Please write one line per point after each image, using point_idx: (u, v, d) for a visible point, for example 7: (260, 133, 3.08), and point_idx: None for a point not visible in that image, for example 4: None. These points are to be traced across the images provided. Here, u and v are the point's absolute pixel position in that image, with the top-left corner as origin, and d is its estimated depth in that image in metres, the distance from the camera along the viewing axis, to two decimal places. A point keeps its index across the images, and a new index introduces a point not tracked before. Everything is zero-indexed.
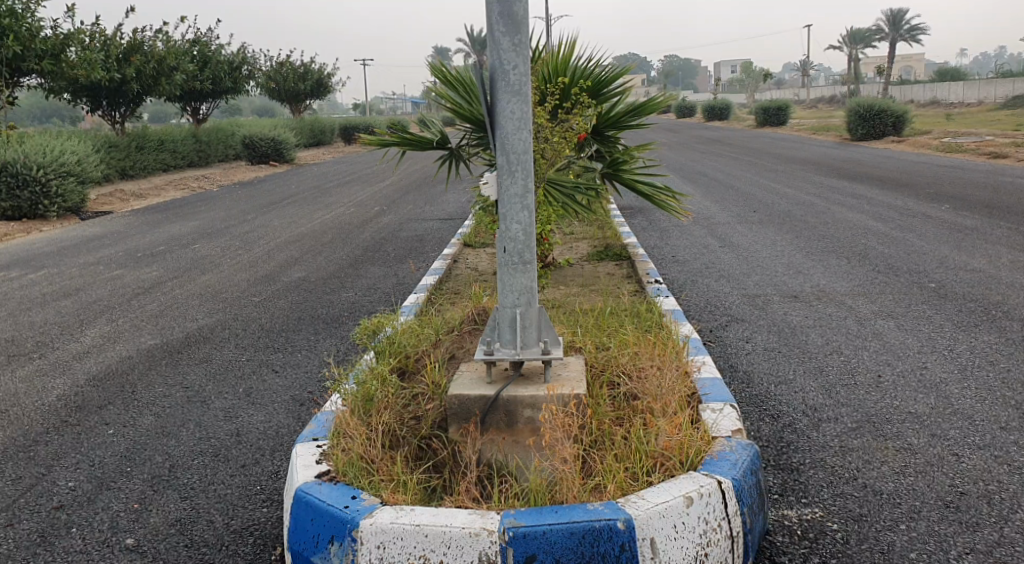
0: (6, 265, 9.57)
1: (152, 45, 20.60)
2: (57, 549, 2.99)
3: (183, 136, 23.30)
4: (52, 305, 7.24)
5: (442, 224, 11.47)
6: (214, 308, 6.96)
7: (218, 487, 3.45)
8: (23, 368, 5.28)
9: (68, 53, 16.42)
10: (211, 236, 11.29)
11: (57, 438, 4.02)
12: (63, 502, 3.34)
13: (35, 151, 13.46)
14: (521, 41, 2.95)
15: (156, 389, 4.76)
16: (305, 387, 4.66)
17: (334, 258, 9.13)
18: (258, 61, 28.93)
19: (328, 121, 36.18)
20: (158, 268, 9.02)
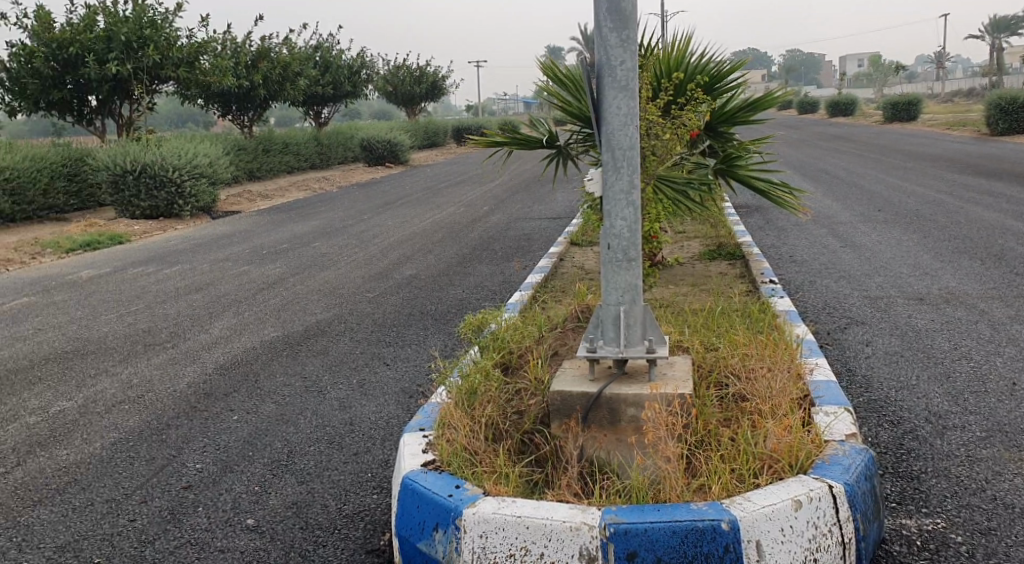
0: (145, 261, 10.24)
1: (279, 52, 21.60)
2: (185, 526, 3.17)
3: (306, 139, 24.27)
4: (185, 299, 7.70)
5: (552, 223, 11.51)
6: (331, 303, 7.24)
7: (332, 473, 3.60)
8: (158, 356, 5.65)
9: (202, 61, 17.44)
10: (330, 234, 11.73)
11: (186, 422, 4.28)
12: (191, 482, 3.55)
13: (172, 153, 14.26)
14: (628, 36, 2.94)
15: (277, 379, 5.01)
16: (415, 381, 4.80)
17: (445, 257, 9.31)
18: (376, 65, 29.80)
19: (442, 123, 36.93)
20: (280, 264, 9.45)
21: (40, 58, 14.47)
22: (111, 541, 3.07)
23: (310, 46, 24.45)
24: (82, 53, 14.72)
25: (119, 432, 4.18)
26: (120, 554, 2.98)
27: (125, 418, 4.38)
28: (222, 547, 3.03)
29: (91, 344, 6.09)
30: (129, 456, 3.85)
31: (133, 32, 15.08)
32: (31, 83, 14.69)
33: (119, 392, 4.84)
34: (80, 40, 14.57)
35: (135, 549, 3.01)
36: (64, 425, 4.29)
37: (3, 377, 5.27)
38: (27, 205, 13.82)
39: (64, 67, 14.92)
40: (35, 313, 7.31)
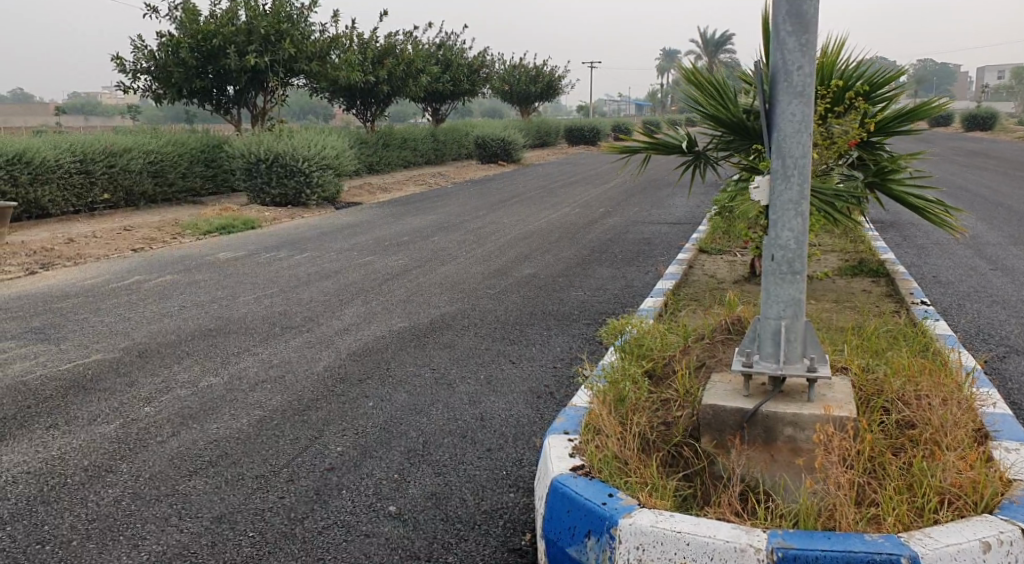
0: (276, 246, 10.65)
1: (403, 48, 22.07)
2: (331, 508, 3.26)
3: (424, 136, 24.79)
4: (315, 285, 7.95)
5: (672, 228, 11.31)
6: (454, 297, 7.32)
7: (468, 467, 3.63)
8: (294, 339, 5.86)
9: (333, 56, 18.06)
10: (448, 229, 11.89)
11: (324, 405, 4.40)
12: (334, 465, 3.64)
13: (302, 143, 14.75)
14: (809, 41, 2.82)
15: (407, 368, 5.11)
16: (543, 381, 4.80)
17: (564, 257, 9.27)
18: (494, 65, 30.05)
19: (554, 124, 36.90)
20: (402, 257, 9.65)
21: (186, 48, 15.31)
22: (263, 517, 3.18)
23: (432, 44, 24.90)
24: (224, 45, 15.48)
25: (263, 410, 4.33)
26: (272, 530, 3.08)
27: (267, 397, 4.54)
28: (368, 532, 3.09)
29: (230, 324, 6.35)
30: (274, 434, 3.99)
31: (271, 27, 15.74)
32: (176, 72, 15.52)
33: (260, 372, 5.02)
34: (223, 32, 15.34)
35: (285, 526, 3.11)
36: (212, 400, 4.48)
37: (155, 350, 5.56)
38: (168, 187, 14.61)
39: (206, 59, 15.73)
40: (178, 291, 7.69)
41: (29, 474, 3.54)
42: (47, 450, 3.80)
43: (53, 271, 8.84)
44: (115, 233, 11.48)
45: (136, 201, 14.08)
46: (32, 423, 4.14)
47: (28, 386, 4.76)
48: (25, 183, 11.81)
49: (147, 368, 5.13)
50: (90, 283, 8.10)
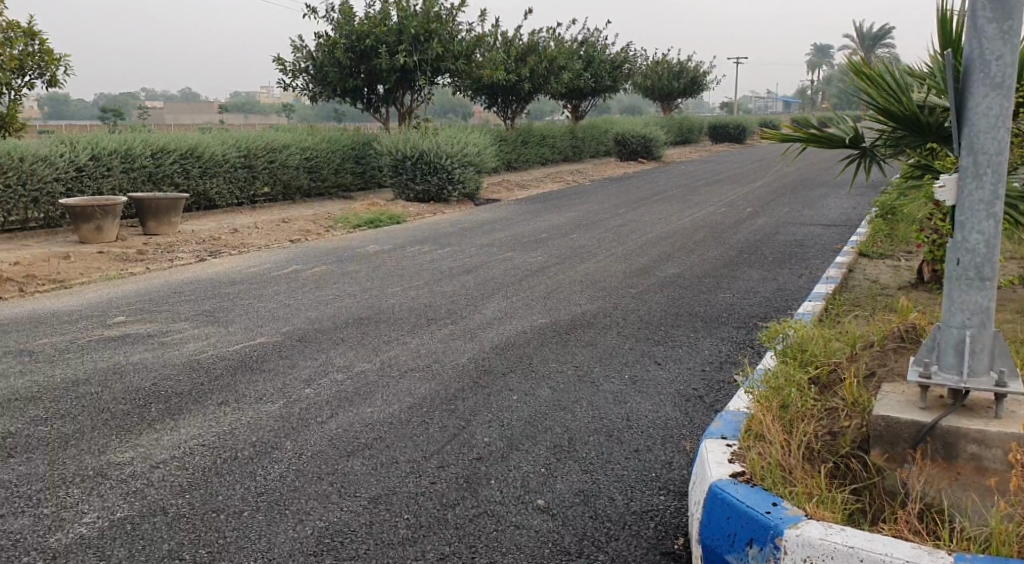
0: (419, 240, 10.94)
1: (546, 46, 22.14)
2: (481, 497, 3.31)
3: (562, 133, 24.83)
4: (458, 279, 8.10)
5: (826, 230, 10.79)
6: (595, 295, 7.28)
7: (615, 466, 3.60)
8: (440, 331, 6.00)
9: (477, 55, 18.44)
10: (589, 227, 11.86)
11: (471, 396, 4.48)
12: (482, 455, 3.69)
13: (446, 141, 15.06)
14: (1010, 28, 2.61)
15: (551, 364, 5.11)
16: (690, 384, 4.69)
17: (710, 257, 9.03)
18: (637, 62, 29.62)
19: (697, 122, 36.04)
20: (542, 253, 9.69)
21: (341, 48, 16.01)
22: (417, 501, 3.26)
23: (575, 40, 24.87)
24: (377, 45, 16.06)
25: (413, 397, 4.45)
26: (426, 515, 3.16)
27: (416, 385, 4.66)
28: (518, 523, 3.12)
29: (380, 314, 6.57)
30: (423, 422, 4.09)
31: (421, 26, 16.17)
32: (332, 70, 16.38)
33: (409, 361, 5.16)
34: (376, 33, 15.91)
35: (438, 512, 3.19)
36: (366, 385, 4.65)
37: (312, 335, 5.82)
38: (321, 182, 15.34)
39: (359, 58, 16.43)
40: (332, 281, 8.04)
41: (203, 447, 3.78)
42: (220, 424, 4.05)
43: (220, 258, 9.45)
44: (274, 224, 12.15)
45: (292, 195, 14.83)
46: (205, 399, 4.44)
47: (201, 364, 5.09)
48: (196, 176, 12.68)
49: (306, 352, 5.38)
50: (252, 271, 8.59)
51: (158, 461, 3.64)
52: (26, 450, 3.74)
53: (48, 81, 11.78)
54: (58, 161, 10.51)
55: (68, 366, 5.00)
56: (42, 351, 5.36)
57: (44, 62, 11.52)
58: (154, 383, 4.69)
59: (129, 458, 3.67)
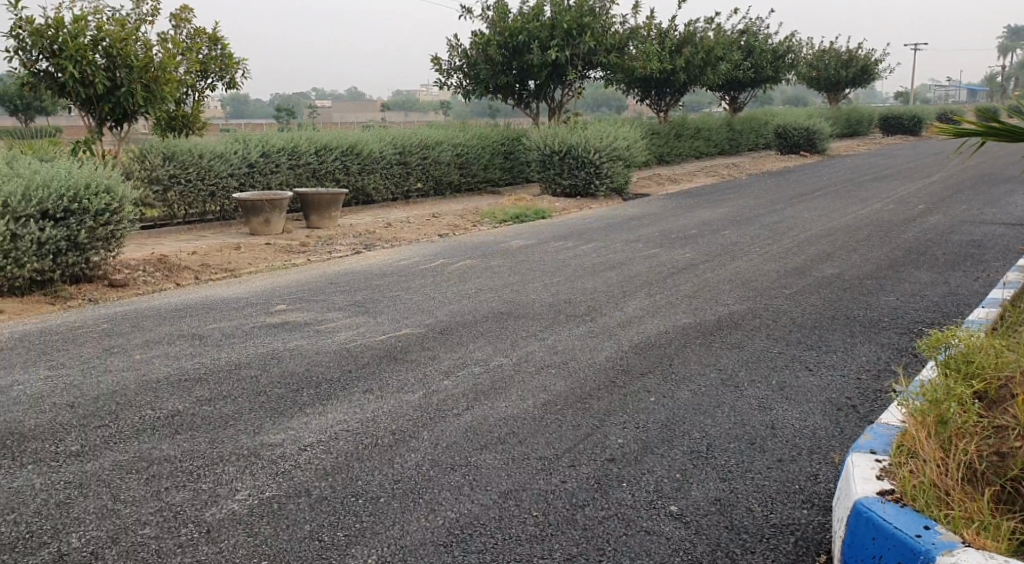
0: (566, 235, 10.94)
1: (703, 36, 21.54)
2: (612, 499, 3.26)
3: (717, 126, 24.13)
4: (602, 275, 8.03)
5: (1009, 230, 9.89)
6: (744, 295, 7.01)
7: (756, 476, 3.44)
8: (580, 327, 5.97)
9: (631, 48, 18.25)
10: (741, 223, 11.45)
11: (608, 395, 4.42)
12: (615, 456, 3.64)
13: (595, 135, 14.96)
14: None
15: (692, 366, 4.96)
16: (843, 393, 4.43)
17: (872, 258, 8.49)
18: (801, 50, 28.25)
19: (866, 112, 34.00)
20: (691, 250, 9.44)
21: (494, 45, 16.29)
22: (546, 499, 3.26)
23: (735, 29, 24.07)
24: (530, 40, 16.18)
25: (549, 394, 4.45)
26: (555, 513, 3.15)
27: (553, 382, 4.66)
28: (648, 529, 3.05)
29: (522, 308, 6.62)
30: (557, 419, 4.07)
31: (574, 20, 16.14)
32: (486, 67, 16.77)
33: (547, 356, 5.17)
34: (529, 28, 16.04)
35: (568, 511, 3.17)
36: (503, 380, 4.69)
37: (455, 328, 5.94)
38: (471, 177, 15.67)
39: (512, 54, 16.64)
40: (476, 274, 8.17)
41: (348, 432, 3.94)
42: (364, 411, 4.20)
43: (372, 251, 9.84)
44: (425, 219, 12.52)
45: (444, 190, 15.22)
46: (352, 386, 4.62)
47: (349, 353, 5.30)
48: (355, 172, 13.25)
49: (447, 344, 5.50)
50: (402, 264, 8.88)
51: (306, 444, 3.82)
52: (190, 428, 4.02)
53: (227, 83, 12.67)
54: (231, 158, 11.27)
55: (232, 350, 5.35)
56: (210, 335, 5.76)
57: (225, 66, 12.39)
58: (307, 369, 4.94)
59: (280, 440, 3.88)
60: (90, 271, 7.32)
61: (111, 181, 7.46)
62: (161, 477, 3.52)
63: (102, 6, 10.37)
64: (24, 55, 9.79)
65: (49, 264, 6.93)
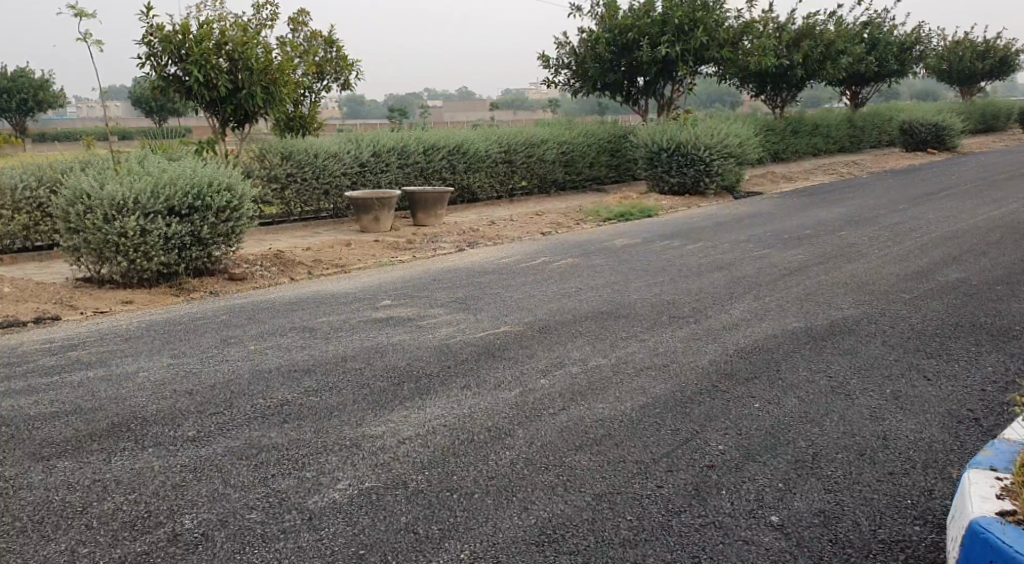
0: (673, 234, 10.74)
1: (824, 29, 20.74)
2: (709, 506, 3.18)
3: (837, 122, 23.19)
4: (708, 276, 7.86)
5: None
6: (860, 299, 6.71)
7: (864, 489, 3.29)
8: (683, 329, 5.85)
9: (745, 42, 17.77)
10: (859, 224, 10.96)
11: (709, 400, 4.32)
12: (714, 462, 3.55)
13: (706, 132, 14.65)
14: None
15: (800, 372, 4.78)
16: (965, 405, 4.17)
17: (1004, 262, 7.96)
18: (932, 41, 26.81)
19: (1004, 107, 31.92)
20: (804, 251, 9.11)
21: (603, 42, 16.22)
22: (641, 503, 3.20)
23: (859, 21, 23.08)
24: (640, 37, 16.01)
25: (647, 397, 4.38)
26: (650, 518, 3.10)
27: (652, 384, 4.58)
28: (747, 538, 2.96)
29: (623, 308, 6.54)
30: (656, 423, 4.00)
31: (686, 15, 15.83)
32: (593, 65, 16.69)
33: (647, 358, 5.09)
34: (639, 25, 15.88)
35: (663, 516, 3.11)
36: (601, 381, 4.65)
37: (555, 327, 5.93)
38: (577, 175, 15.64)
39: (621, 51, 16.53)
40: (579, 273, 8.14)
41: (445, 427, 3.99)
42: (462, 407, 4.25)
43: (476, 249, 9.95)
44: (529, 217, 12.57)
45: (549, 188, 15.24)
46: (450, 382, 4.68)
47: (450, 349, 5.38)
48: (462, 171, 13.42)
49: (545, 343, 5.50)
50: (505, 262, 8.93)
51: (405, 437, 3.90)
52: (297, 418, 4.17)
53: (341, 85, 13.07)
54: (343, 157, 11.62)
55: (337, 344, 5.51)
56: (319, 328, 5.96)
57: (340, 67, 12.80)
58: (407, 364, 5.04)
59: (380, 432, 3.97)
60: (212, 265, 7.70)
61: (232, 180, 7.83)
62: (268, 464, 3.66)
63: (227, 13, 10.92)
64: (155, 60, 10.42)
65: (175, 258, 7.32)
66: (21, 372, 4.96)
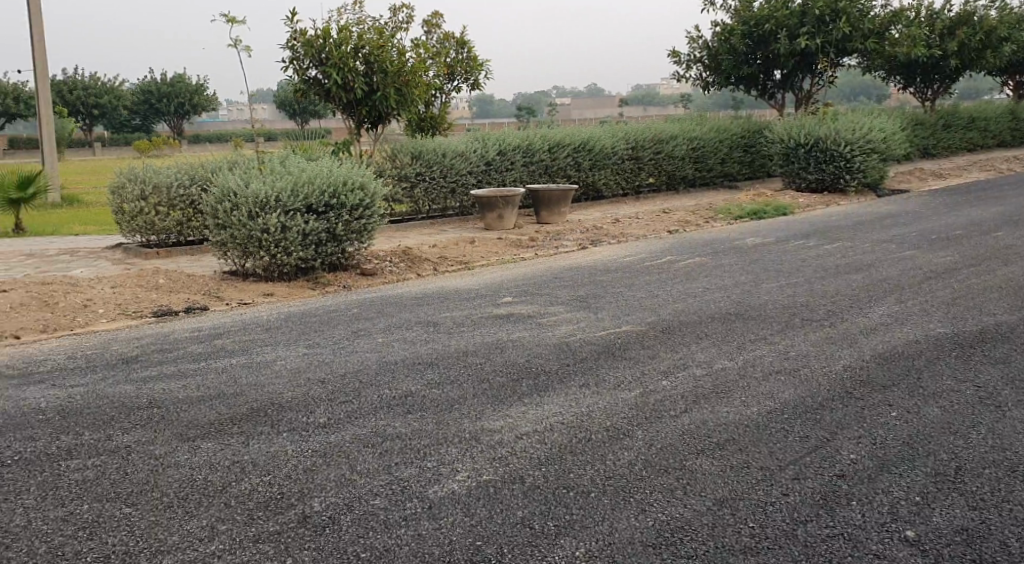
0: (808, 234, 10.31)
1: (982, 15, 19.36)
2: (838, 517, 3.03)
3: (997, 115, 21.59)
4: (845, 277, 7.49)
5: None
6: (1017, 305, 6.22)
7: (1013, 508, 3.05)
8: (815, 332, 5.61)
9: (893, 31, 16.82)
10: (1018, 224, 10.16)
11: (841, 407, 4.11)
12: (845, 472, 3.38)
13: (847, 126, 13.97)
14: None
15: (944, 381, 4.48)
16: None
17: None
18: None
19: None
20: (954, 253, 8.53)
21: (738, 35, 15.78)
22: (764, 511, 3.09)
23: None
24: (777, 29, 15.46)
25: (774, 402, 4.22)
26: (773, 526, 2.99)
27: (780, 389, 4.42)
28: (879, 552, 2.81)
29: (752, 310, 6.34)
30: (783, 429, 3.85)
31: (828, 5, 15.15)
32: (727, 58, 16.25)
33: (776, 362, 4.91)
34: (777, 16, 15.34)
35: (787, 525, 2.99)
36: (726, 384, 4.52)
37: (680, 328, 5.82)
38: (706, 172, 15.29)
39: (757, 44, 16.02)
40: (706, 273, 7.95)
41: (563, 425, 3.99)
42: (581, 405, 4.24)
43: (601, 247, 9.90)
44: (656, 215, 12.38)
45: (677, 185, 14.98)
46: (570, 380, 4.68)
47: (571, 347, 5.38)
48: (588, 168, 13.38)
49: (669, 344, 5.40)
50: (630, 260, 8.84)
51: (524, 433, 3.93)
52: (419, 409, 4.28)
53: (472, 85, 13.30)
54: (471, 156, 11.81)
55: (460, 339, 5.62)
56: (443, 323, 6.09)
57: (470, 68, 13.02)
58: (527, 360, 5.07)
59: (499, 427, 4.01)
60: (345, 261, 8.00)
61: (365, 178, 8.12)
62: (392, 452, 3.77)
63: (364, 17, 11.33)
64: (298, 63, 10.93)
65: (312, 253, 7.64)
66: (172, 357, 5.34)
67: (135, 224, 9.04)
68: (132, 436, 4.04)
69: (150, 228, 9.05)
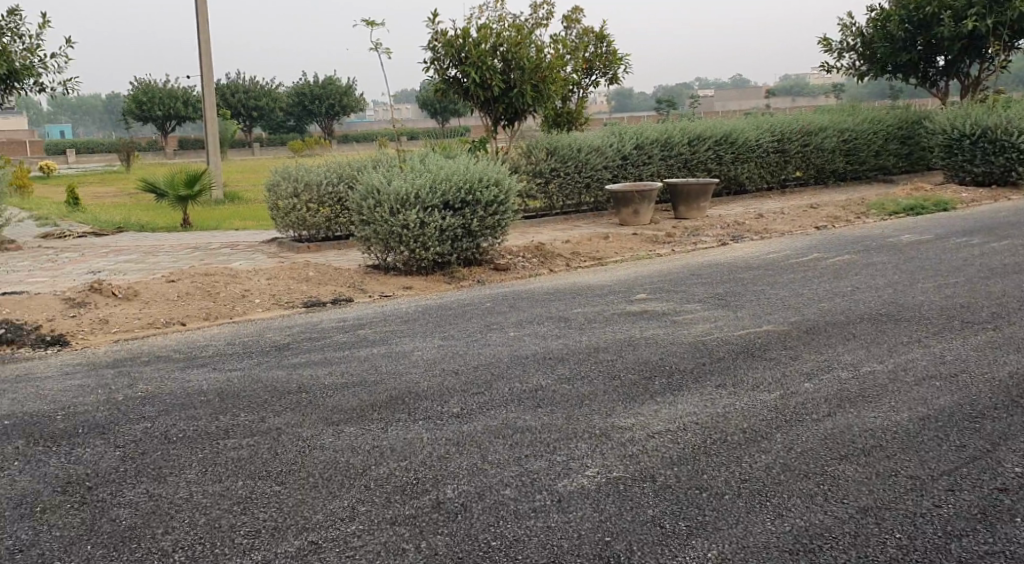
0: (973, 230, 9.60)
1: None
2: (998, 534, 2.81)
3: None
4: (1013, 278, 6.92)
5: None
6: None
7: None
8: (977, 336, 5.21)
9: None
10: None
11: (1005, 417, 3.81)
12: (1008, 486, 3.13)
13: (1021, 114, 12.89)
14: None
15: None
16: None
17: None
18: None
19: None
20: None
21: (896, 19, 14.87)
22: (914, 522, 2.91)
23: None
24: (940, 11, 14.44)
25: (928, 408, 3.96)
26: (924, 539, 2.81)
27: (936, 395, 4.14)
28: None
29: (905, 311, 5.97)
30: (938, 437, 3.61)
31: None
32: (883, 45, 15.34)
33: (931, 367, 4.60)
34: None
35: (939, 538, 2.80)
36: (874, 388, 4.28)
37: (824, 328, 5.56)
38: (858, 165, 14.53)
39: (917, 28, 15.03)
40: (855, 271, 7.55)
41: (697, 425, 3.90)
42: (716, 406, 4.13)
43: (742, 243, 9.61)
44: (802, 210, 11.88)
45: (826, 179, 14.31)
46: (705, 379, 4.56)
47: (707, 345, 5.25)
48: (729, 162, 13.00)
49: (812, 344, 5.17)
50: (772, 257, 8.53)
51: (655, 431, 3.87)
52: (550, 403, 4.30)
53: (610, 80, 13.22)
54: (608, 151, 11.74)
55: (593, 335, 5.60)
56: (576, 318, 6.08)
57: (609, 62, 12.92)
58: (661, 358, 4.99)
59: (630, 424, 3.97)
60: (480, 256, 8.15)
61: (500, 175, 8.24)
62: (523, 444, 3.82)
63: (504, 15, 11.49)
64: (439, 64, 11.25)
65: (449, 248, 7.84)
66: (319, 345, 5.61)
67: (288, 220, 9.58)
68: (282, 418, 4.29)
69: (301, 223, 9.56)
